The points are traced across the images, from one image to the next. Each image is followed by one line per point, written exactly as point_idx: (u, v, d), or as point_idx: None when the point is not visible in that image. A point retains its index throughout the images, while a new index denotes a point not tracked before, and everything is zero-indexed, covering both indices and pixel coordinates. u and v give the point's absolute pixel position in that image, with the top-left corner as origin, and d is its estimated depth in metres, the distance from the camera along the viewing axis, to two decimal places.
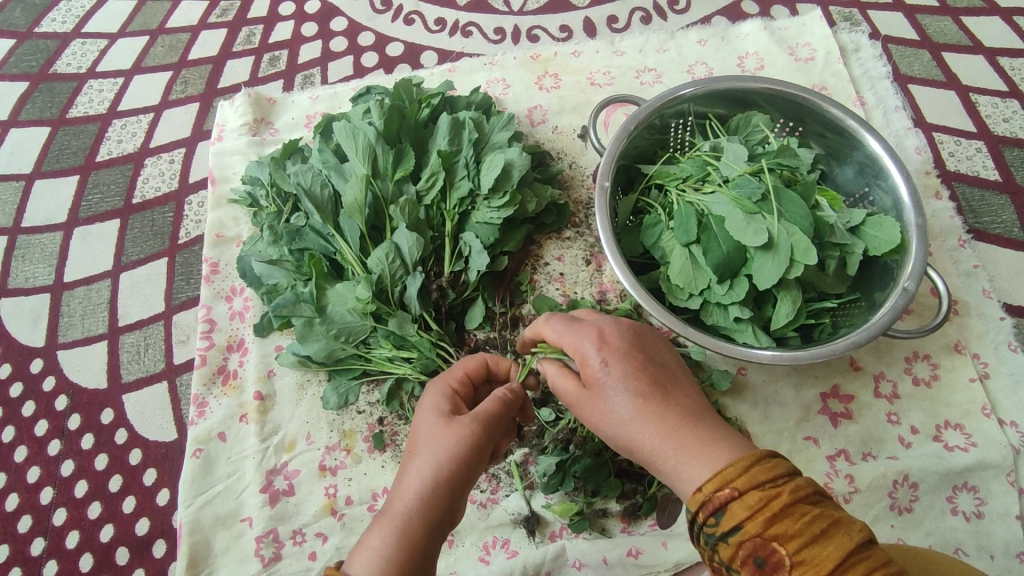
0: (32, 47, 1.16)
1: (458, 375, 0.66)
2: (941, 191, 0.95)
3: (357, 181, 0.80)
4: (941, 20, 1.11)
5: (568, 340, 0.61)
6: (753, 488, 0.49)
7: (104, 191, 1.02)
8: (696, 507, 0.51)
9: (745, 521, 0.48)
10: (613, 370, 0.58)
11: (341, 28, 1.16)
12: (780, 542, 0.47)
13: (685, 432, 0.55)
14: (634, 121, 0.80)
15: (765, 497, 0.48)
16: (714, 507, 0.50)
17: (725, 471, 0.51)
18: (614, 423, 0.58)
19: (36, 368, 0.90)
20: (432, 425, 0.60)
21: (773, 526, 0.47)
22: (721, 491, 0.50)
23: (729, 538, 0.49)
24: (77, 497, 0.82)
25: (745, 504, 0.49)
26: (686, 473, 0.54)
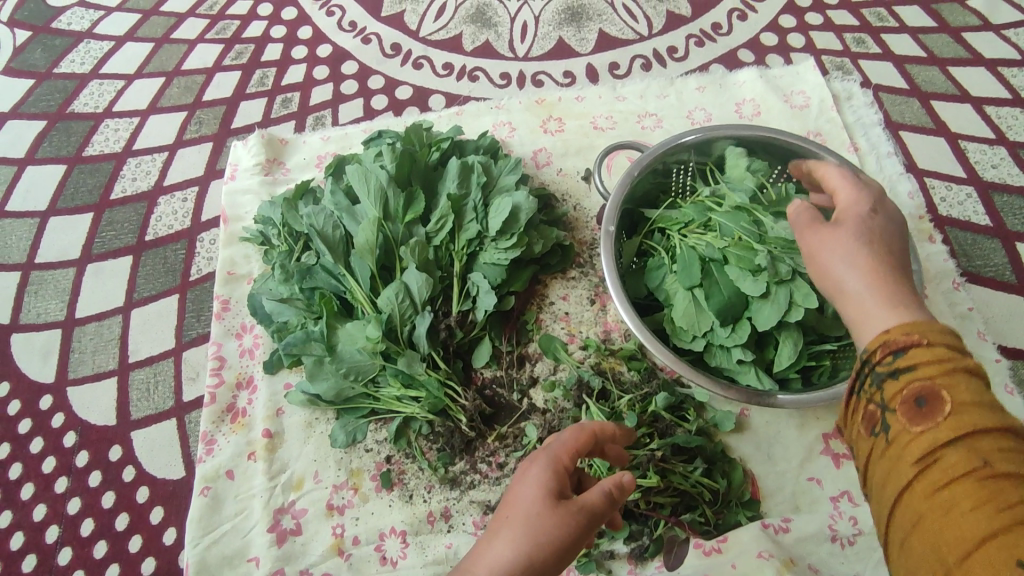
0: (51, 87, 1.20)
1: (572, 447, 0.57)
2: (934, 235, 0.98)
3: (369, 224, 0.83)
4: (929, 70, 1.16)
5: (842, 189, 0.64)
6: (943, 342, 0.48)
7: (118, 228, 1.04)
8: (875, 345, 0.51)
9: (925, 363, 0.48)
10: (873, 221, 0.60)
11: (352, 72, 1.20)
12: (948, 392, 0.46)
13: (889, 280, 0.56)
14: (638, 168, 0.83)
15: (949, 352, 0.48)
16: (896, 346, 0.50)
17: (920, 324, 0.50)
18: (847, 261, 0.58)
19: (46, 404, 0.90)
20: (529, 503, 0.54)
21: (951, 377, 0.46)
22: (909, 335, 0.50)
23: (900, 375, 0.49)
24: (84, 536, 0.82)
25: (929, 353, 0.48)
26: (870, 313, 0.54)
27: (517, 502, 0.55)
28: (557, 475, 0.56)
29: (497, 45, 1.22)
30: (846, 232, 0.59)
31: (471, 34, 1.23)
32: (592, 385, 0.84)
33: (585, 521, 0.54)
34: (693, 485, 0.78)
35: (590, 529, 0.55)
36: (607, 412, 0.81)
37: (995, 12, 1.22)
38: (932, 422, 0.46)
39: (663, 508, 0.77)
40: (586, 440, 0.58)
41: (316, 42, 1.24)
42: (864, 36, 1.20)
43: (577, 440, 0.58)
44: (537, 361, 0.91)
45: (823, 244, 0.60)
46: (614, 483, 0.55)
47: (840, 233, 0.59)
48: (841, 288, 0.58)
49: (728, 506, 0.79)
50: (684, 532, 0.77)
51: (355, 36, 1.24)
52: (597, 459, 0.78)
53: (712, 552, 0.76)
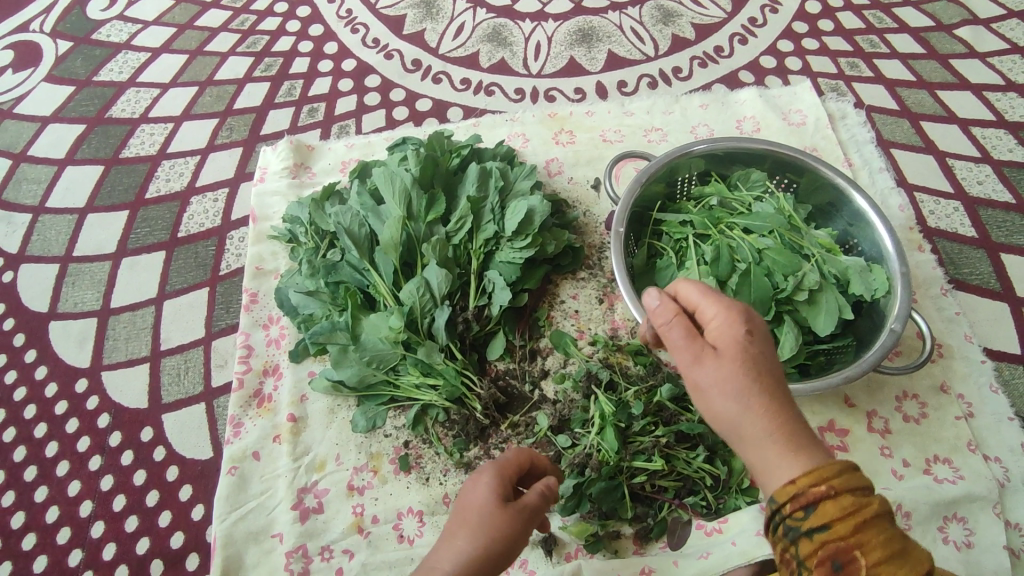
0: (91, 94, 1.27)
1: (512, 461, 0.68)
2: (923, 245, 1.04)
3: (394, 223, 0.89)
4: (918, 93, 1.23)
5: (705, 300, 0.59)
6: (851, 492, 0.49)
7: (152, 225, 1.10)
8: (784, 498, 0.50)
9: (835, 521, 0.48)
10: (754, 339, 0.56)
11: (375, 84, 1.27)
12: (862, 551, 0.48)
13: (783, 419, 0.53)
14: (646, 174, 0.90)
15: (858, 503, 0.49)
16: (807, 502, 0.49)
17: (824, 470, 0.50)
18: (730, 399, 0.54)
19: (81, 387, 0.95)
20: (482, 509, 0.62)
21: (859, 534, 0.48)
22: (818, 487, 0.49)
23: (814, 534, 0.49)
24: (115, 511, 0.86)
25: (839, 506, 0.49)
26: (776, 461, 0.52)
27: (471, 508, 0.63)
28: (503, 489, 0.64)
29: (512, 62, 1.29)
30: (726, 360, 0.55)
31: (488, 52, 1.31)
32: (601, 377, 0.88)
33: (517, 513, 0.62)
34: (695, 471, 0.82)
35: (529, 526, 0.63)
36: (614, 400, 0.86)
37: (979, 41, 1.30)
38: None
39: (667, 491, 0.82)
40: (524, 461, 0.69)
41: (342, 56, 1.31)
42: (857, 61, 1.27)
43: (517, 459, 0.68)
44: (548, 355, 0.96)
45: (707, 378, 0.55)
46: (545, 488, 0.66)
47: (718, 361, 0.55)
48: (725, 421, 0.55)
49: (729, 491, 0.82)
50: (686, 514, 0.81)
51: (378, 52, 1.32)
52: (605, 443, 0.81)
53: (713, 532, 0.80)
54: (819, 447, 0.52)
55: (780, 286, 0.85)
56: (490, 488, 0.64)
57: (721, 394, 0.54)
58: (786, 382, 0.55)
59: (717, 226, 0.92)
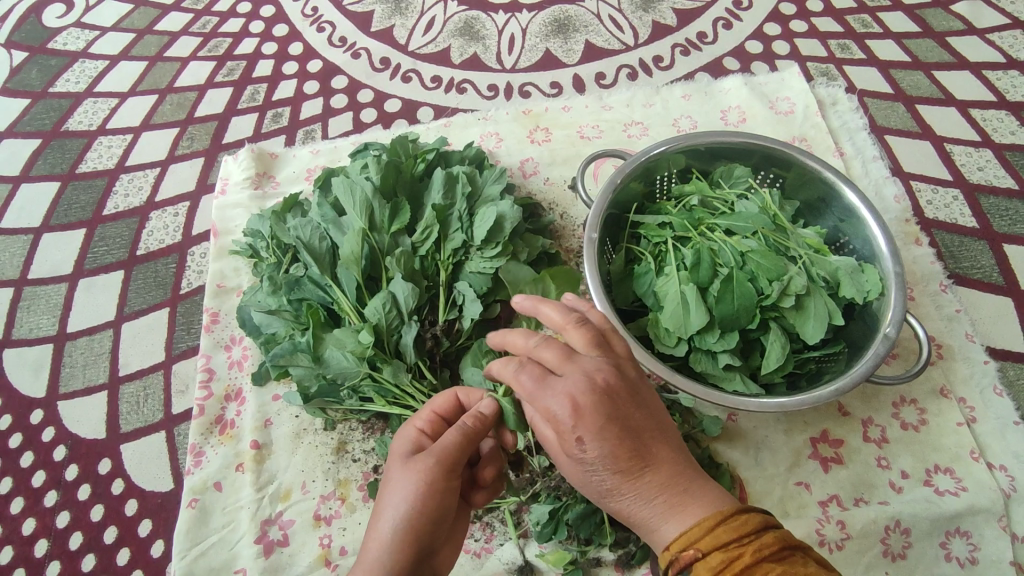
0: (46, 106, 1.22)
1: (427, 416, 0.68)
2: (920, 238, 0.98)
3: (354, 235, 0.82)
4: (914, 74, 1.16)
5: (563, 368, 0.58)
6: (718, 549, 0.51)
7: (110, 243, 1.05)
8: (666, 566, 0.54)
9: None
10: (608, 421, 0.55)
11: (342, 86, 1.21)
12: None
13: (647, 491, 0.56)
14: (621, 175, 0.84)
15: (728, 559, 0.50)
16: (681, 567, 0.52)
17: (691, 532, 0.53)
18: (593, 489, 0.58)
19: (37, 419, 0.91)
20: (399, 470, 0.62)
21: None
22: (687, 552, 0.52)
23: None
24: (72, 549, 0.83)
25: (709, 566, 0.51)
26: (658, 529, 0.56)
27: (394, 457, 0.65)
28: (427, 431, 0.67)
29: (485, 57, 1.23)
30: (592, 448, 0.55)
31: (460, 48, 1.25)
32: None
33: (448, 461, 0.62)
34: None
35: (455, 465, 0.63)
36: None
37: (979, 16, 1.23)
38: None
39: None
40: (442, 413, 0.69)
41: (307, 57, 1.25)
42: (848, 43, 1.21)
43: (443, 403, 0.69)
44: None
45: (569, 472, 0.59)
46: (471, 420, 0.65)
47: (570, 465, 0.58)
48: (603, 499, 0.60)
49: None
50: None
51: (345, 51, 1.26)
52: None
53: None
54: (695, 504, 0.55)
55: (766, 292, 0.79)
56: (405, 447, 0.66)
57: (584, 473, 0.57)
58: (652, 457, 0.56)
59: (698, 228, 0.86)
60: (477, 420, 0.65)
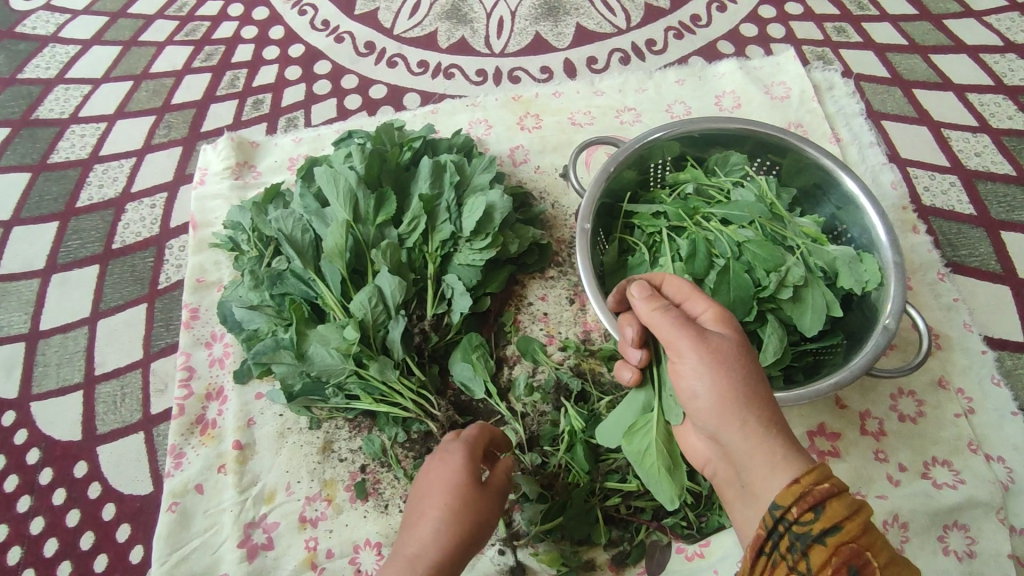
0: (15, 93, 1.17)
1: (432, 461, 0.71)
2: (918, 226, 0.96)
3: (338, 226, 0.79)
4: (911, 58, 1.14)
5: (692, 297, 0.62)
6: (849, 492, 0.50)
7: (84, 237, 1.01)
8: (790, 500, 0.50)
9: (846, 521, 0.48)
10: (732, 331, 0.58)
11: (325, 71, 1.17)
12: (873, 553, 0.47)
13: (764, 411, 0.55)
14: (614, 163, 0.81)
15: (858, 502, 0.49)
16: (814, 501, 0.49)
17: (821, 468, 0.51)
18: (734, 374, 0.55)
19: (8, 420, 0.88)
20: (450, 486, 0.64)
21: (868, 534, 0.47)
22: (821, 485, 0.49)
23: (826, 539, 0.47)
24: (47, 556, 0.80)
25: (845, 503, 0.48)
26: (781, 456, 0.53)
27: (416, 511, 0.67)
28: None
29: (473, 41, 1.19)
30: (722, 345, 0.57)
31: (446, 31, 1.21)
32: (571, 387, 0.82)
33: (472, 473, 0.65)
34: None
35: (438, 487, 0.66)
36: (585, 414, 0.79)
37: None
38: None
39: (643, 512, 0.76)
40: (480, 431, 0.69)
41: (288, 41, 1.21)
42: (845, 25, 1.18)
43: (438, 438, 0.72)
44: (515, 363, 0.89)
45: (706, 352, 0.56)
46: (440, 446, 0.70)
47: (722, 345, 0.57)
48: (724, 395, 0.55)
49: (711, 509, 0.75)
50: (666, 536, 0.75)
51: (328, 35, 1.21)
52: (575, 463, 0.76)
53: (694, 557, 0.76)
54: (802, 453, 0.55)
55: (762, 283, 0.77)
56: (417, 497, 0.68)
57: (709, 373, 0.56)
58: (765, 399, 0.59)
59: (693, 217, 0.84)
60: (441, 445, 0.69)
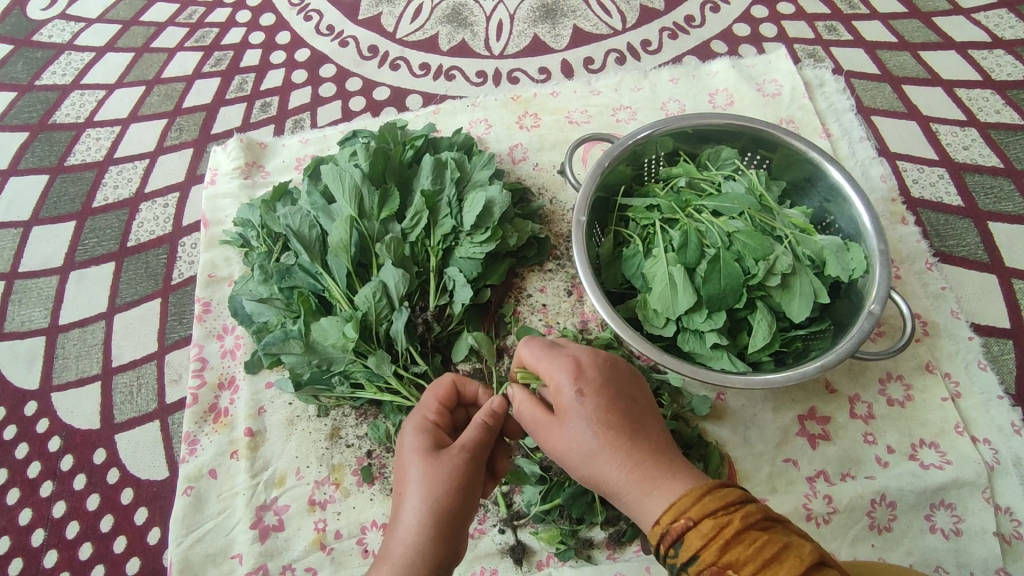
0: (33, 99, 1.21)
1: (433, 407, 0.66)
2: (907, 217, 0.99)
3: (342, 221, 0.82)
4: (901, 55, 1.17)
5: (543, 365, 0.63)
6: (708, 517, 0.52)
7: (100, 236, 1.05)
8: (657, 539, 0.54)
9: (701, 550, 0.51)
10: (571, 412, 0.60)
11: (330, 74, 1.21)
12: (735, 568, 0.50)
13: (631, 457, 0.58)
14: (608, 158, 0.84)
15: (721, 524, 0.51)
16: (672, 539, 0.53)
17: (681, 503, 0.54)
18: (581, 456, 0.59)
19: (30, 410, 0.91)
20: (419, 464, 0.60)
21: (727, 553, 0.50)
22: (677, 522, 0.53)
23: (688, 567, 0.52)
24: (69, 538, 0.83)
25: (702, 534, 0.51)
26: (646, 501, 0.56)
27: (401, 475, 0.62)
28: (439, 422, 0.65)
29: (473, 44, 1.23)
30: (580, 419, 0.59)
31: (447, 35, 1.25)
32: None
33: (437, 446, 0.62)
34: None
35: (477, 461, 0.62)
36: None
37: None
38: None
39: None
40: (448, 396, 0.68)
41: (294, 46, 1.25)
42: (835, 24, 1.21)
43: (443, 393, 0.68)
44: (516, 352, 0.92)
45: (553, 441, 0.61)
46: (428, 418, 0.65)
47: (561, 433, 0.60)
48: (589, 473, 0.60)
49: None
50: None
51: (333, 40, 1.25)
52: None
53: None
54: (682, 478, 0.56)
55: (752, 272, 0.80)
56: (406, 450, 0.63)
57: (580, 446, 0.59)
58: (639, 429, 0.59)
59: (686, 210, 0.87)
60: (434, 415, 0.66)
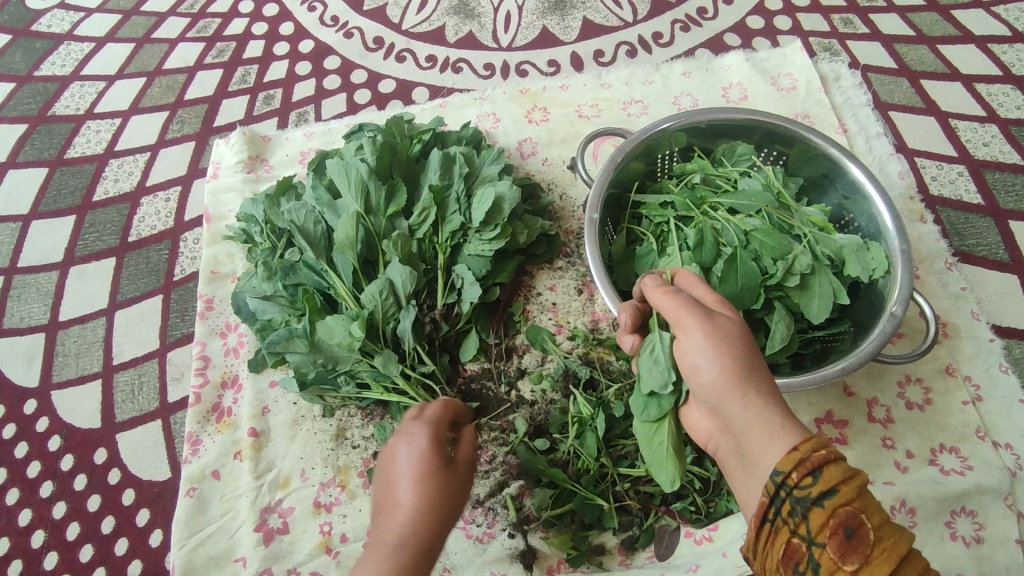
0: (31, 90, 1.19)
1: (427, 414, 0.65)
2: (925, 216, 0.96)
3: (348, 217, 0.80)
4: (918, 49, 1.14)
5: (695, 287, 0.63)
6: (846, 457, 0.48)
7: (100, 230, 1.03)
8: (790, 466, 0.48)
9: (841, 484, 0.46)
10: (700, 326, 0.56)
11: (334, 66, 1.18)
12: (868, 516, 0.45)
13: (764, 385, 0.54)
14: (622, 153, 0.82)
15: (859, 469, 0.47)
16: (813, 466, 0.47)
17: (820, 437, 0.49)
18: (710, 361, 0.55)
19: (30, 409, 0.90)
20: (413, 464, 0.59)
21: (864, 497, 0.46)
22: (819, 451, 0.48)
23: (824, 502, 0.46)
24: (69, 540, 0.82)
25: (843, 469, 0.47)
26: (773, 431, 0.51)
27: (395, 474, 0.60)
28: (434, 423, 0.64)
29: (480, 36, 1.20)
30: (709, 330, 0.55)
31: (454, 26, 1.22)
32: (579, 375, 0.83)
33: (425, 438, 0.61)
34: (683, 473, 0.76)
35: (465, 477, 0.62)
36: (593, 401, 0.81)
37: None
38: (861, 554, 0.44)
39: (653, 497, 0.78)
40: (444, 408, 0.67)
41: (298, 37, 1.22)
42: (851, 17, 1.18)
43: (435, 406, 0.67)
44: (525, 352, 0.90)
45: (691, 339, 0.56)
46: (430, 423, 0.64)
47: (699, 332, 0.56)
48: (715, 379, 0.55)
49: (720, 493, 0.77)
50: (674, 521, 0.77)
51: (337, 31, 1.23)
52: (584, 450, 0.77)
53: (703, 541, 0.76)
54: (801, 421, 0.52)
55: (770, 271, 0.78)
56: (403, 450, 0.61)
57: (711, 350, 0.55)
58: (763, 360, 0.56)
59: (701, 207, 0.85)
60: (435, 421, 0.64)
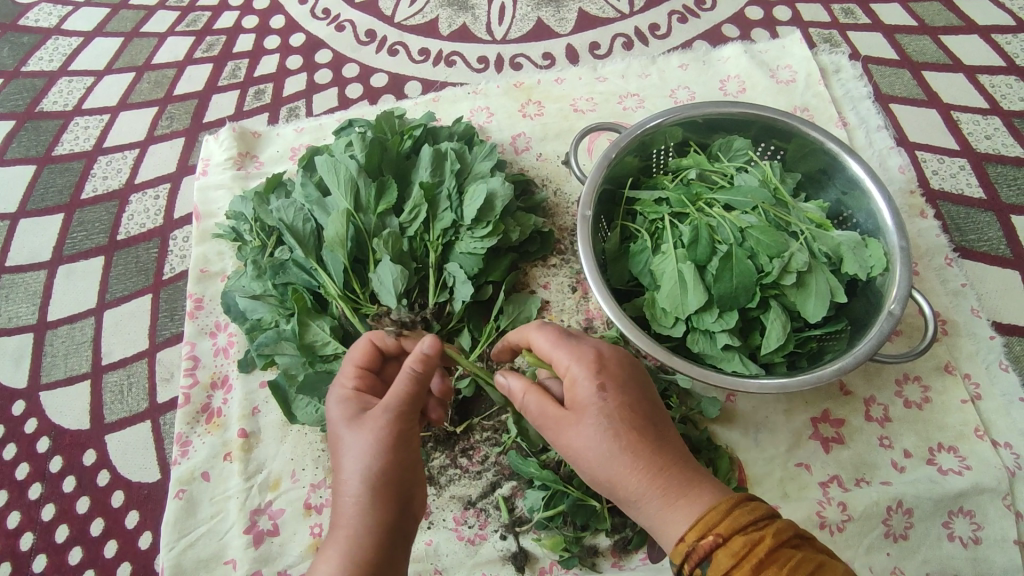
0: (19, 86, 1.17)
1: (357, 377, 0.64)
2: (926, 211, 0.95)
3: (338, 215, 0.78)
4: (920, 40, 1.12)
5: (557, 353, 0.62)
6: (736, 534, 0.51)
7: (89, 228, 1.02)
8: (681, 559, 0.53)
9: (732, 569, 0.50)
10: (571, 432, 0.59)
11: (326, 60, 1.17)
12: None
13: (646, 462, 0.57)
14: (615, 149, 0.80)
15: (750, 543, 0.51)
16: (699, 557, 0.52)
17: (706, 519, 0.53)
18: (596, 458, 0.57)
19: (18, 410, 0.89)
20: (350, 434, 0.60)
21: (759, 574, 0.50)
22: (704, 540, 0.52)
23: None
24: (58, 542, 0.81)
25: (731, 552, 0.51)
26: (664, 518, 0.55)
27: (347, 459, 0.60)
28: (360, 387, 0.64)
29: (474, 28, 1.18)
30: (577, 429, 0.58)
31: (447, 18, 1.20)
32: None
33: (402, 414, 0.60)
34: None
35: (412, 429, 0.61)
36: None
37: None
38: None
39: None
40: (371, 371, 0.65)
41: (289, 31, 1.20)
42: (852, 7, 1.16)
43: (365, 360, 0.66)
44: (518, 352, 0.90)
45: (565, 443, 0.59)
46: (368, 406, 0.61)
47: (577, 429, 0.58)
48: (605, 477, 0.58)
49: None
50: None
51: (328, 24, 1.21)
52: None
53: None
54: (693, 492, 0.56)
55: (766, 269, 0.76)
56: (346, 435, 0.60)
57: (587, 448, 0.58)
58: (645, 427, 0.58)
59: (696, 203, 0.83)
60: (424, 362, 0.60)
